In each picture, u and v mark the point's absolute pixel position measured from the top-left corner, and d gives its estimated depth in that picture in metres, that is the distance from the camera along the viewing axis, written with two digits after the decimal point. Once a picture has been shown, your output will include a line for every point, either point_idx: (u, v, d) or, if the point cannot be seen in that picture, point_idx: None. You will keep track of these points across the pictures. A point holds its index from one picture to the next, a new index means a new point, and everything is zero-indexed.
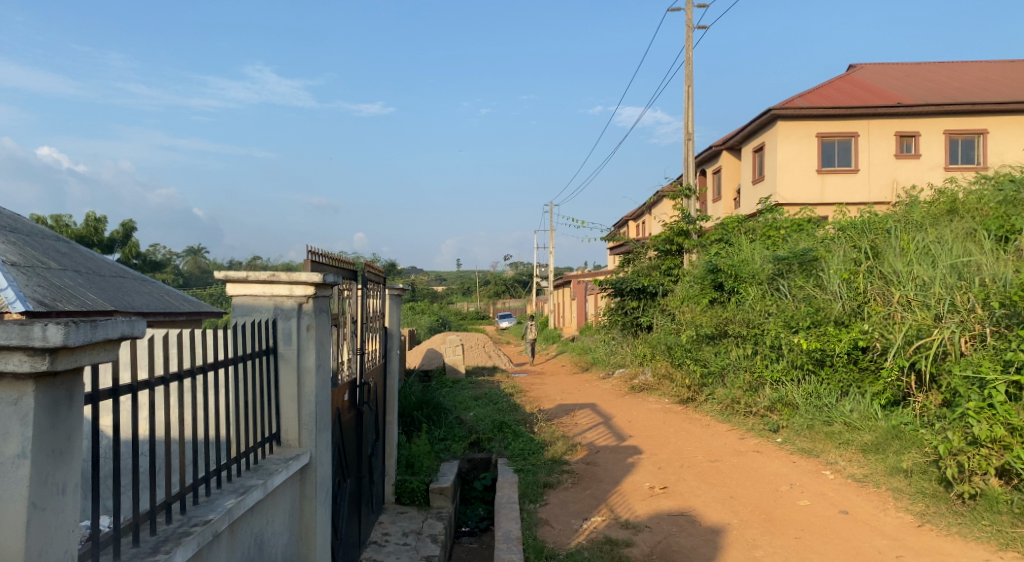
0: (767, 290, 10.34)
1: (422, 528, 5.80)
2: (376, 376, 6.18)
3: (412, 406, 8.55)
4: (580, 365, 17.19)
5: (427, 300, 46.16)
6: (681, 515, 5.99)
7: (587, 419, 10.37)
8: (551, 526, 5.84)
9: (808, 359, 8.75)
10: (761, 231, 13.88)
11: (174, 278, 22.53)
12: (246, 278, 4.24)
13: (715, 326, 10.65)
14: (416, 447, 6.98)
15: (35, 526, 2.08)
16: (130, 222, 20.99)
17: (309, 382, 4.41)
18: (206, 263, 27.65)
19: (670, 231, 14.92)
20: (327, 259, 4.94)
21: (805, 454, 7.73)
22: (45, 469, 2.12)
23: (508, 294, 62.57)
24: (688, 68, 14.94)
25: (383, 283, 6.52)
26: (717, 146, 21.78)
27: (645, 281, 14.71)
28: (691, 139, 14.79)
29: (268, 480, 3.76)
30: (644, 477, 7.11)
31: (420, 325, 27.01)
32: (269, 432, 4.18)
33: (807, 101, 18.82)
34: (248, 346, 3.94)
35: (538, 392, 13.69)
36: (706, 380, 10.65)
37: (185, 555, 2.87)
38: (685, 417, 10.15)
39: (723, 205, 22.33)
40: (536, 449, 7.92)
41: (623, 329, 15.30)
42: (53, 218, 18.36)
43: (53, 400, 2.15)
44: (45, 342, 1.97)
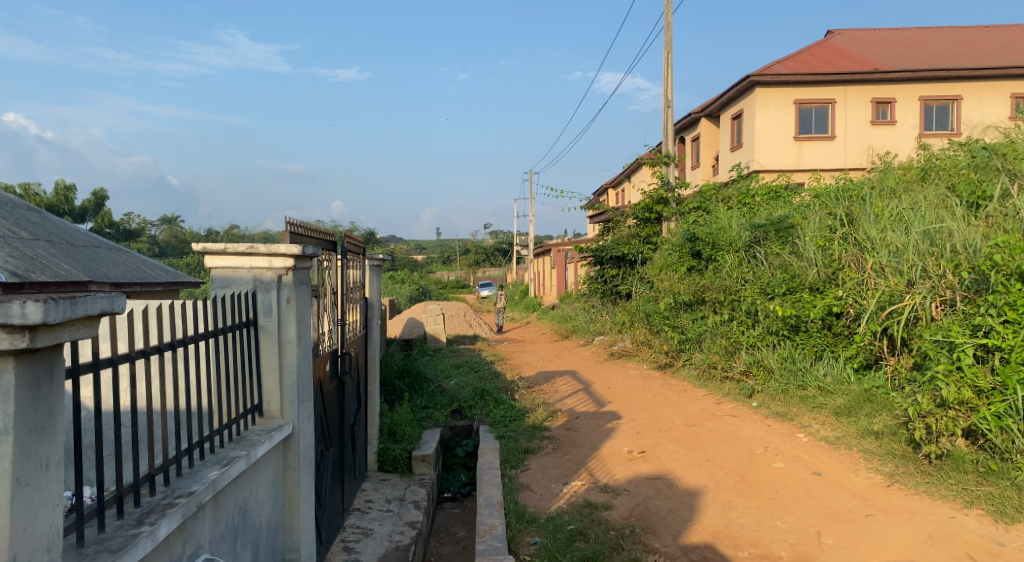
0: (744, 257, 10.37)
1: (405, 495, 5.86)
2: (357, 346, 6.18)
3: (393, 374, 8.55)
4: (561, 333, 17.34)
5: (406, 269, 46.12)
6: (658, 479, 6.12)
7: (567, 386, 10.52)
8: (532, 491, 5.93)
9: (783, 325, 8.86)
10: (737, 199, 14.02)
11: (150, 247, 22.23)
12: (224, 250, 4.20)
13: (693, 293, 10.72)
14: (398, 415, 6.99)
15: (20, 500, 2.15)
16: (102, 190, 20.55)
17: (290, 353, 4.39)
18: (182, 231, 27.27)
19: (649, 199, 14.76)
20: (305, 229, 4.89)
21: (780, 417, 7.92)
22: (27, 445, 2.18)
23: (488, 262, 62.65)
24: (666, 34, 14.77)
25: (363, 253, 6.47)
26: (695, 113, 21.72)
27: (625, 249, 14.69)
28: (670, 107, 14.71)
29: (251, 450, 3.77)
30: (623, 442, 7.24)
31: (400, 294, 26.93)
32: (250, 403, 4.18)
33: (786, 67, 18.79)
34: (228, 317, 3.92)
35: (518, 359, 13.83)
36: (683, 346, 10.83)
37: (170, 526, 2.91)
38: (663, 383, 10.35)
39: (703, 172, 22.35)
40: (517, 416, 8.00)
41: (603, 297, 15.39)
42: (22, 187, 17.93)
43: (33, 376, 2.21)
44: (23, 319, 2.03)
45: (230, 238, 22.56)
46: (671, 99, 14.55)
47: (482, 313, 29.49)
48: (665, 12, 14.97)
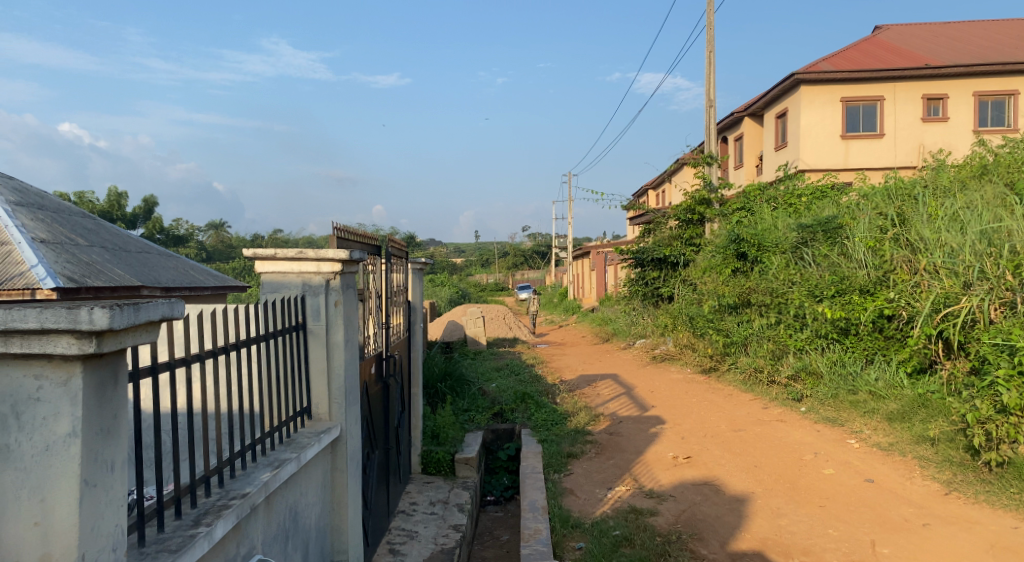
0: (790, 259, 10.13)
1: (449, 498, 5.87)
2: (401, 349, 6.23)
3: (435, 377, 8.59)
4: (601, 337, 17.22)
5: (445, 273, 46.42)
6: (705, 484, 6.02)
7: (609, 389, 10.44)
8: (576, 495, 5.89)
9: (832, 328, 8.67)
10: (782, 200, 13.80)
11: (197, 253, 22.76)
12: (273, 255, 4.30)
13: (739, 295, 10.55)
14: (441, 418, 7.01)
15: (88, 501, 2.25)
16: (153, 197, 21.16)
17: (338, 356, 4.46)
18: (229, 237, 27.90)
19: (691, 200, 14.52)
20: (352, 234, 4.98)
21: (830, 423, 7.75)
22: (95, 447, 2.28)
23: (527, 265, 62.50)
24: (708, 33, 14.56)
25: (406, 257, 6.54)
26: (738, 112, 21.44)
27: (667, 251, 14.52)
28: (714, 107, 14.47)
29: (301, 453, 3.83)
30: (667, 447, 7.15)
31: (440, 298, 27.16)
32: (300, 406, 4.24)
33: (831, 64, 18.38)
34: (278, 321, 4.00)
35: (559, 362, 13.78)
36: (729, 350, 10.67)
37: (225, 527, 2.97)
38: (708, 387, 10.20)
39: (746, 172, 22.02)
40: (559, 420, 7.96)
41: (644, 299, 15.20)
42: (76, 195, 18.62)
43: (99, 380, 2.30)
44: (91, 325, 2.13)
45: (274, 243, 23.21)
46: (713, 99, 14.37)
47: (521, 316, 29.44)
48: (706, 12, 14.77)
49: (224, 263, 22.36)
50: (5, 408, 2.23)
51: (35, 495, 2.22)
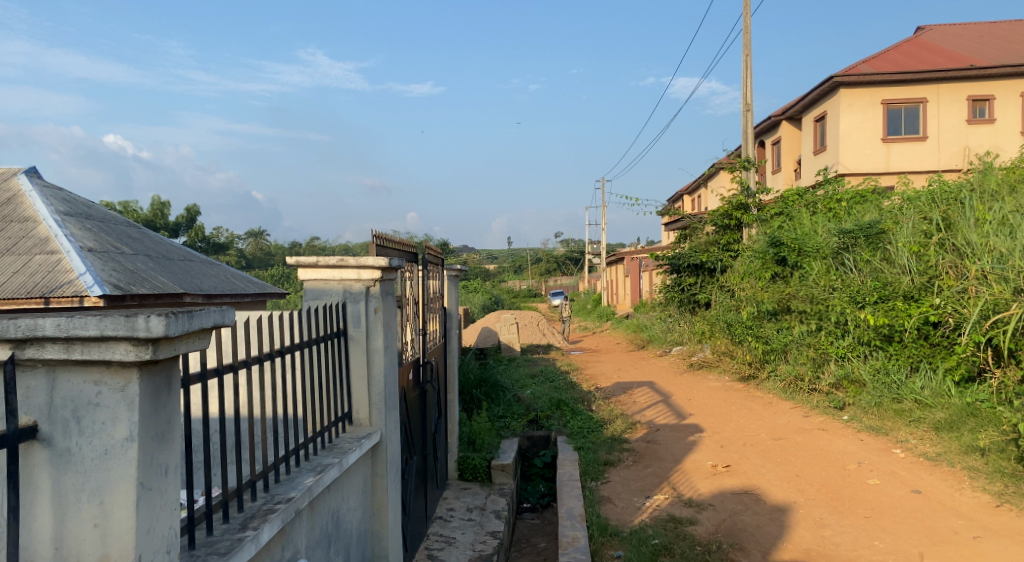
0: (831, 265, 9.92)
1: (485, 504, 5.88)
2: (438, 356, 6.27)
3: (471, 383, 8.62)
4: (637, 343, 17.09)
5: (479, 280, 46.63)
6: (745, 494, 5.93)
7: (645, 397, 10.36)
8: (614, 504, 5.85)
9: (875, 335, 8.54)
10: (821, 205, 13.06)
11: (237, 260, 23.22)
12: (316, 263, 4.37)
13: (778, 302, 10.41)
14: (477, 424, 7.03)
15: (144, 503, 2.31)
16: (194, 206, 21.66)
17: (377, 362, 4.50)
18: (267, 244, 28.41)
19: (728, 205, 14.35)
20: (391, 241, 5.05)
21: (874, 431, 7.60)
22: (150, 451, 2.33)
23: (560, 271, 62.42)
24: (745, 37, 14.41)
25: (442, 264, 6.57)
26: (775, 117, 21.19)
27: (703, 257, 14.40)
28: (751, 110, 14.30)
29: (343, 458, 3.87)
30: (706, 455, 7.06)
31: (474, 304, 27.26)
32: (341, 411, 4.29)
33: (871, 66, 18.06)
34: (320, 328, 4.06)
35: (594, 369, 13.72)
36: (768, 357, 10.51)
37: (271, 531, 3.01)
38: (747, 394, 10.07)
39: (783, 176, 21.76)
40: (595, 427, 7.93)
41: (680, 306, 15.21)
42: (121, 204, 19.14)
43: (154, 386, 2.36)
44: (148, 331, 2.19)
45: (312, 250, 23.57)
46: (751, 103, 14.20)
47: (555, 322, 29.40)
48: (743, 15, 14.62)
49: (263, 270, 22.76)
50: (65, 413, 2.28)
51: (94, 498, 2.27)
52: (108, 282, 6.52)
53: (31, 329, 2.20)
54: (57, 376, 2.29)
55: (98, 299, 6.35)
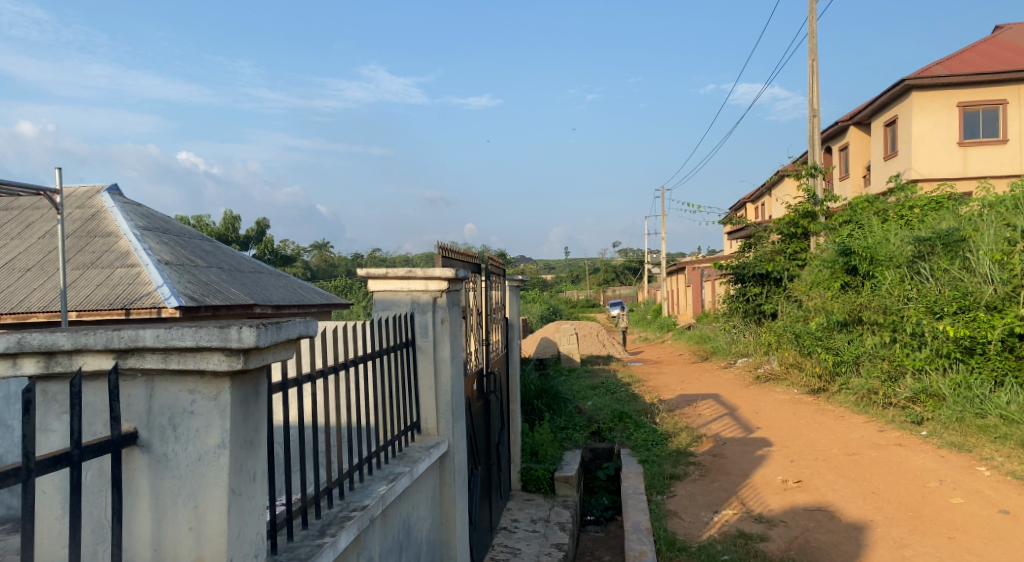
0: (906, 274, 9.51)
1: (550, 516, 5.86)
2: (500, 366, 6.29)
3: (532, 394, 8.63)
4: (700, 355, 16.77)
5: (537, 290, 46.64)
6: (818, 510, 5.75)
7: (711, 410, 10.17)
8: (681, 518, 5.75)
9: (955, 347, 8.17)
10: (891, 212, 12.59)
11: (303, 272, 23.88)
12: (385, 274, 4.46)
13: (849, 312, 10.15)
14: (540, 435, 7.05)
15: (234, 509, 2.39)
16: (264, 220, 22.41)
17: (444, 372, 4.55)
18: (331, 256, 29.14)
19: (795, 213, 14.01)
20: (456, 253, 5.12)
21: (955, 448, 7.27)
22: (240, 458, 2.42)
23: (618, 281, 61.86)
24: (810, 41, 14.08)
25: (504, 275, 6.59)
26: (842, 122, 20.65)
27: (769, 267, 14.14)
28: (817, 116, 13.95)
29: (413, 467, 3.92)
30: (776, 470, 6.87)
31: (532, 314, 27.30)
32: (410, 420, 4.36)
33: (946, 67, 17.35)
34: (390, 338, 4.13)
35: (656, 381, 13.54)
36: (840, 369, 10.19)
37: (348, 538, 3.07)
38: (817, 408, 9.77)
39: (852, 183, 21.15)
40: (660, 440, 7.83)
41: (745, 316, 14.92)
42: (196, 218, 20.00)
43: (244, 395, 2.45)
44: (240, 342, 2.27)
45: (374, 263, 24.07)
46: (818, 108, 13.86)
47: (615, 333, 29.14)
48: (808, 19, 14.28)
49: (328, 282, 23.34)
50: (163, 421, 2.38)
51: (189, 502, 2.36)
52: (184, 294, 6.81)
53: (133, 339, 2.31)
54: (155, 385, 2.39)
55: (174, 309, 6.62)
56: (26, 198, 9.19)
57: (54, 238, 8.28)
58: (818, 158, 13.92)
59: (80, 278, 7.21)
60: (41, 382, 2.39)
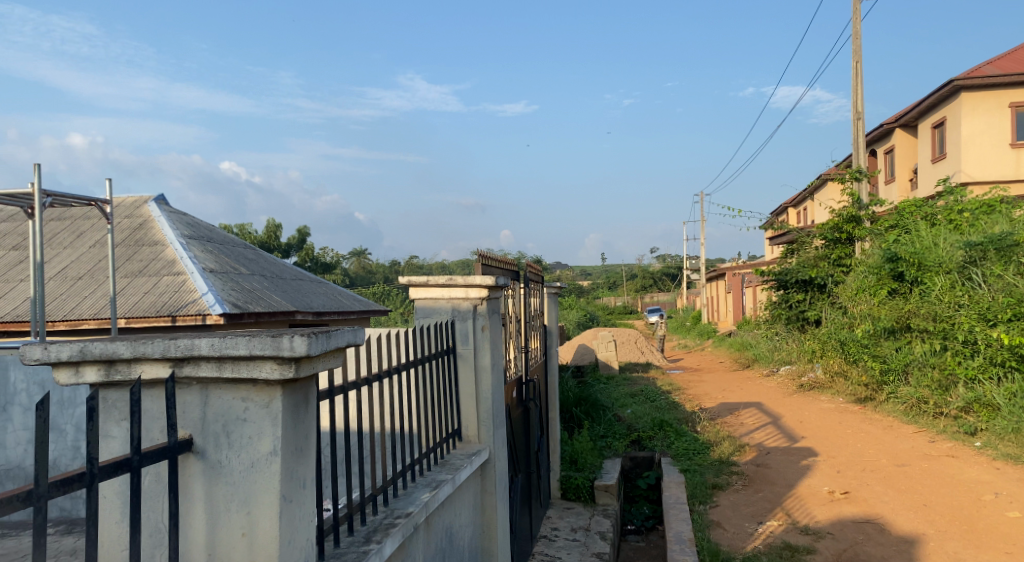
0: (956, 280, 9.28)
1: (590, 525, 5.81)
2: (539, 374, 6.28)
3: (570, 402, 8.60)
4: (741, 362, 16.50)
5: (573, 296, 46.48)
6: (867, 523, 5.60)
7: (753, 418, 10.01)
8: (724, 529, 5.66)
9: (1010, 356, 7.91)
10: (940, 216, 12.23)
11: (342, 279, 24.21)
12: (426, 282, 4.49)
13: (897, 319, 9.90)
14: (579, 443, 7.02)
15: (286, 515, 2.42)
16: (305, 228, 22.80)
17: (485, 380, 4.56)
18: (369, 263, 29.50)
19: (839, 218, 13.74)
20: (496, 260, 5.14)
21: (1012, 460, 7.01)
22: (291, 465, 2.45)
23: (655, 287, 61.31)
24: (853, 43, 13.81)
25: (542, 282, 6.58)
26: (887, 124, 20.21)
27: (812, 273, 13.93)
28: (862, 119, 13.66)
29: (456, 474, 3.93)
30: (822, 481, 6.72)
31: (569, 321, 27.21)
32: (452, 428, 4.37)
33: (997, 67, 16.86)
34: (432, 346, 4.15)
35: (696, 389, 13.38)
36: (887, 378, 9.93)
37: (393, 545, 3.09)
38: (864, 417, 9.54)
39: (898, 186, 20.66)
40: (702, 449, 7.72)
41: (788, 323, 14.63)
42: (239, 227, 20.44)
43: (294, 402, 2.48)
44: (292, 351, 2.30)
45: (412, 270, 24.27)
46: (861, 111, 13.57)
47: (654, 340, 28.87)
48: (851, 20, 14.02)
49: (367, 289, 23.61)
50: (217, 428, 2.43)
51: (242, 508, 2.40)
52: (228, 301, 6.95)
53: (188, 348, 2.36)
54: (209, 392, 2.44)
55: (219, 316, 6.75)
56: (78, 208, 9.50)
57: (104, 246, 8.54)
58: (862, 161, 13.62)
59: (128, 286, 7.40)
60: (102, 389, 2.46)
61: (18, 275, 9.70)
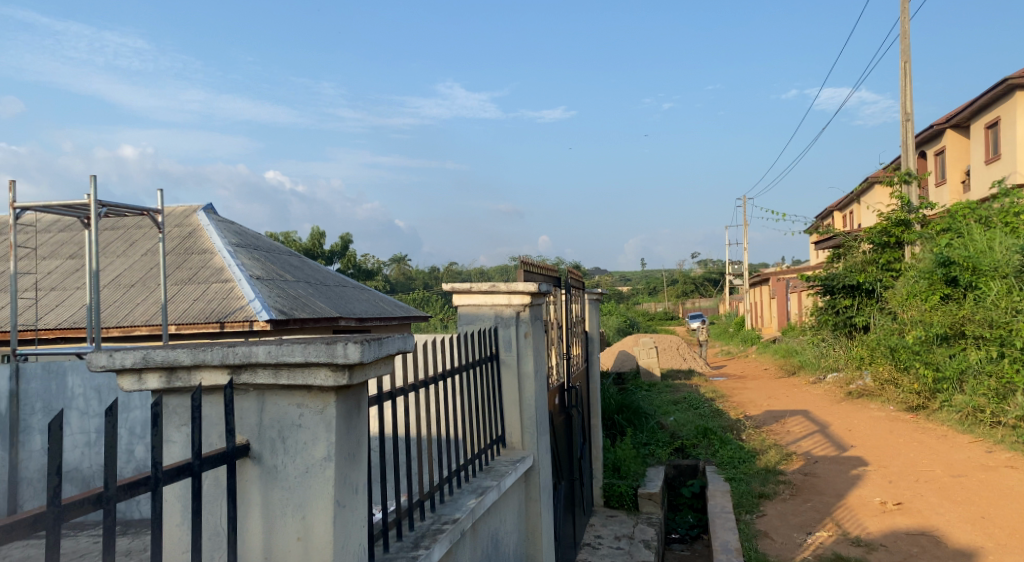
0: (1014, 284, 9.06)
1: (634, 533, 5.77)
2: (581, 381, 6.26)
3: (612, 409, 8.59)
4: (786, 369, 16.18)
5: (614, 302, 46.18)
6: (922, 535, 5.44)
7: (800, 426, 9.82)
8: (772, 539, 5.56)
9: None
10: (995, 219, 11.83)
11: (383, 285, 24.48)
12: (470, 289, 4.52)
13: (950, 325, 9.60)
14: (622, 451, 6.97)
15: (339, 520, 2.46)
16: (347, 235, 23.17)
17: (529, 386, 4.57)
18: (410, 269, 29.81)
19: (887, 222, 13.48)
20: (537, 267, 5.14)
21: None
22: (344, 471, 2.49)
23: (696, 293, 60.54)
24: (902, 42, 13.50)
25: (583, 288, 6.56)
26: (937, 125, 19.69)
27: (860, 278, 13.68)
28: (912, 120, 13.32)
29: (501, 481, 3.94)
30: (873, 491, 6.55)
31: (609, 327, 27.05)
32: (496, 434, 4.39)
33: None
34: (476, 353, 4.18)
35: (740, 396, 13.17)
36: (940, 386, 9.62)
37: (441, 551, 3.11)
38: (916, 426, 9.28)
39: (950, 189, 20.08)
40: (747, 458, 7.60)
41: (835, 329, 14.30)
42: (284, 235, 20.85)
43: (347, 409, 2.52)
44: (346, 358, 2.34)
45: (452, 276, 24.44)
46: (911, 111, 13.23)
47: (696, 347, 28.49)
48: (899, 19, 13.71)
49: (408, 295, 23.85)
50: (273, 433, 2.48)
51: (297, 512, 2.44)
52: (274, 308, 7.11)
53: (246, 355, 2.41)
54: (266, 399, 2.50)
55: (265, 323, 6.90)
56: (130, 217, 9.82)
57: (155, 255, 8.81)
58: (912, 163, 13.25)
59: (178, 293, 7.60)
60: (164, 395, 2.54)
61: (74, 283, 10.07)
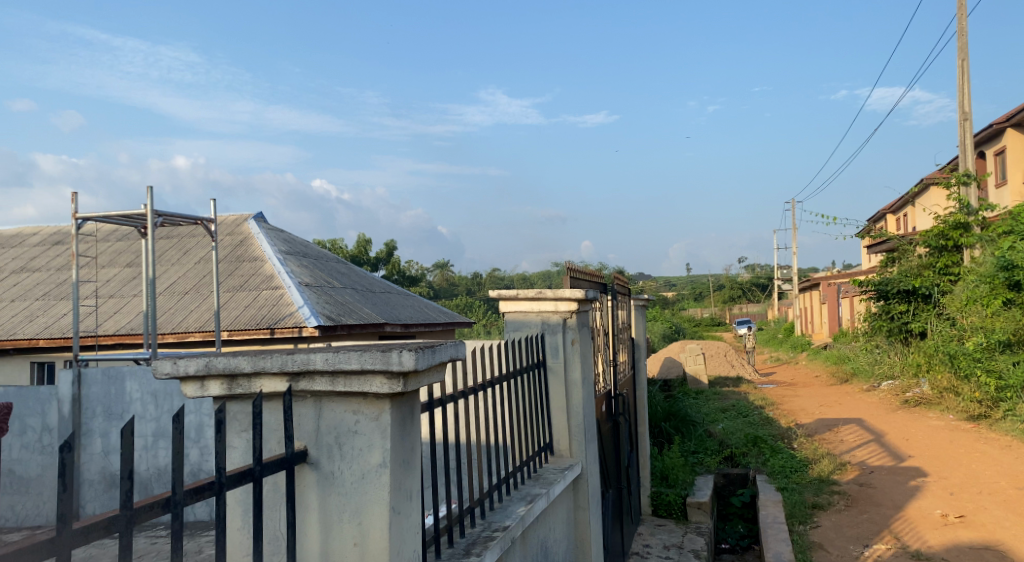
0: None
1: (683, 543, 5.69)
2: (627, 388, 6.20)
3: (659, 417, 8.51)
4: (838, 377, 15.76)
5: (658, 308, 45.62)
6: (987, 550, 5.23)
7: (854, 435, 9.56)
8: (827, 551, 5.42)
9: None
10: None
11: (427, 291, 24.68)
12: (516, 295, 4.54)
13: (1015, 331, 9.39)
14: (669, 459, 6.88)
15: (394, 526, 2.49)
16: (392, 242, 23.46)
17: (576, 394, 4.55)
18: (453, 275, 30.01)
19: (944, 225, 12.95)
20: (584, 273, 5.12)
21: None
22: (399, 477, 2.52)
23: (743, 298, 59.42)
24: (959, 39, 13.08)
25: (629, 294, 6.51)
26: (997, 125, 19.01)
27: (916, 282, 13.25)
28: (970, 119, 12.88)
29: (550, 488, 3.93)
30: (933, 503, 6.33)
31: (653, 333, 26.76)
32: (544, 442, 4.39)
33: None
34: (523, 360, 4.18)
35: (790, 404, 12.89)
36: (1004, 395, 9.26)
37: (492, 558, 3.11)
38: (978, 436, 8.93)
39: (1011, 190, 19.33)
40: (799, 467, 7.43)
41: (889, 336, 13.90)
42: (331, 243, 21.22)
43: (401, 415, 2.55)
44: (401, 365, 2.36)
45: (495, 282, 24.50)
46: (969, 110, 12.81)
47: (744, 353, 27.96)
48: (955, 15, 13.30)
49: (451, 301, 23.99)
50: (329, 439, 2.52)
51: (354, 518, 2.48)
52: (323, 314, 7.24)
53: (304, 363, 2.46)
54: (322, 406, 2.54)
55: (315, 329, 7.03)
56: (185, 227, 10.13)
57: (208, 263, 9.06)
58: (970, 164, 12.81)
59: (231, 300, 7.80)
60: (225, 401, 2.61)
61: (131, 291, 10.43)
